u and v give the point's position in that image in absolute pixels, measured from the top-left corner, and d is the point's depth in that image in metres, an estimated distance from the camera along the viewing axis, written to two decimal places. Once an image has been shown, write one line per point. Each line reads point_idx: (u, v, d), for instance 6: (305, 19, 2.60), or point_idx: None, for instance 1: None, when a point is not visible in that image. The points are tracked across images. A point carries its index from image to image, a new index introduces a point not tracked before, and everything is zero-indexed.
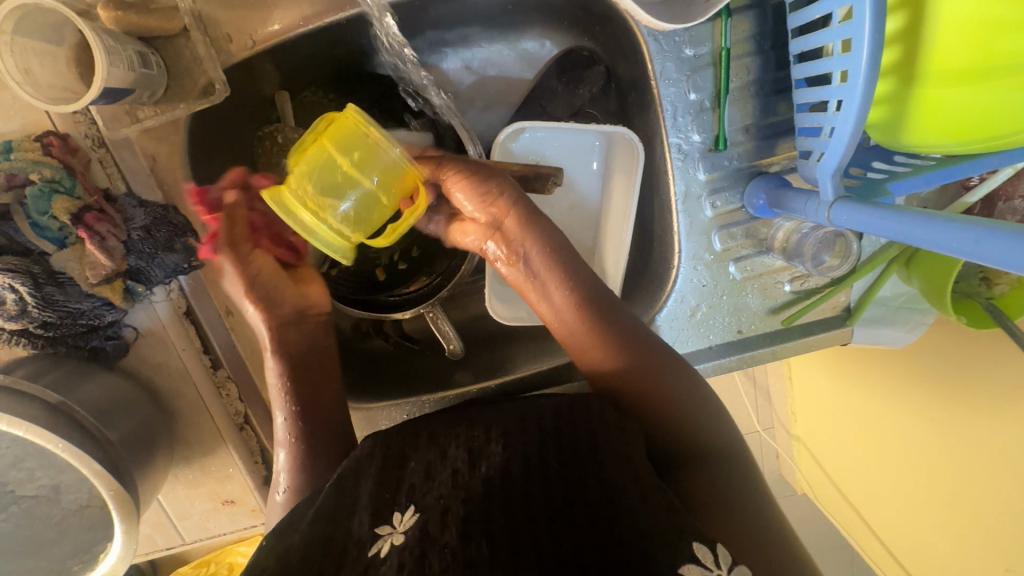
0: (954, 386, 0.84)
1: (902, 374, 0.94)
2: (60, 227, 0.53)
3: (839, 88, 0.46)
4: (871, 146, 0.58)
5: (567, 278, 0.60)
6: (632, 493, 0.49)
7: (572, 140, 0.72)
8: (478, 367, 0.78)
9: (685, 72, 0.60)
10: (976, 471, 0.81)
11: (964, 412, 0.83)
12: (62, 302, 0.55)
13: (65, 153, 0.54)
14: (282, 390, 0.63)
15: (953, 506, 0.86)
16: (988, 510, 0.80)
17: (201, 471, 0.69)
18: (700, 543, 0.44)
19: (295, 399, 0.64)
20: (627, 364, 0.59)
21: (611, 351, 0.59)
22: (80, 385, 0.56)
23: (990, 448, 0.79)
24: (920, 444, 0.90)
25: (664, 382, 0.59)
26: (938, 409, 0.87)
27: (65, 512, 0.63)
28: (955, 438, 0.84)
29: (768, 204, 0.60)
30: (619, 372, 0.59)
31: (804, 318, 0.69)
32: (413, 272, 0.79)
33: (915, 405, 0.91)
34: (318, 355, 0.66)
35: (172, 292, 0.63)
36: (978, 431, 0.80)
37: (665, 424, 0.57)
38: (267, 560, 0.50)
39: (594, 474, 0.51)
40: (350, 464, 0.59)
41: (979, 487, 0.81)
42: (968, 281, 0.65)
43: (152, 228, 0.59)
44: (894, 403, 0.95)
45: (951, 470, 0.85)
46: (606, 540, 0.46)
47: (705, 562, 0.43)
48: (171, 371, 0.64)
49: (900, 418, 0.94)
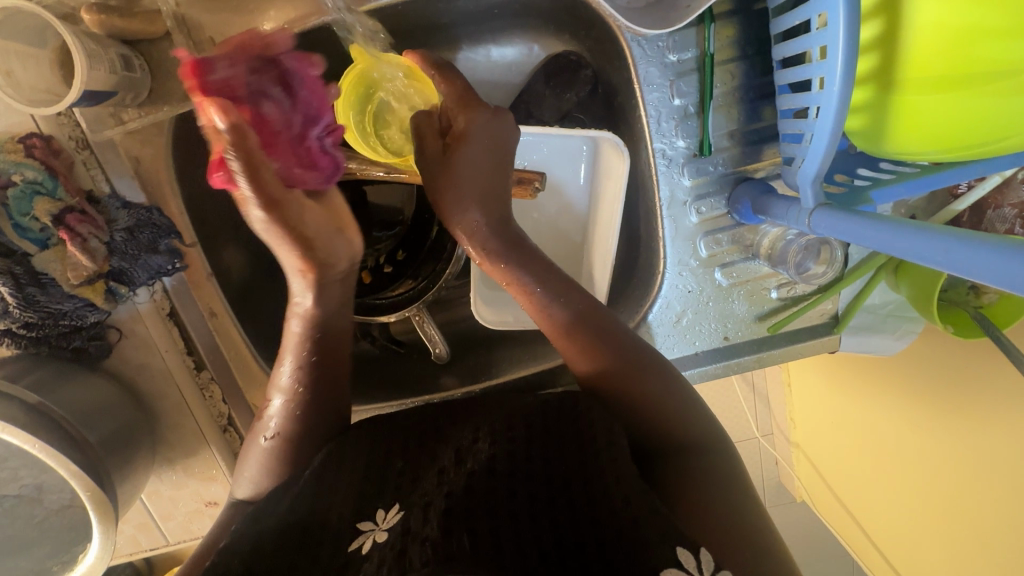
0: (947, 392, 0.84)
1: (899, 383, 0.93)
2: (42, 227, 0.53)
3: (818, 94, 0.46)
4: (856, 152, 0.58)
5: (536, 279, 0.60)
6: (617, 496, 0.48)
7: (559, 145, 0.71)
8: (464, 371, 0.78)
9: (670, 77, 0.60)
10: (969, 479, 0.80)
11: (961, 420, 0.81)
12: (43, 303, 0.55)
13: (49, 155, 0.54)
14: (302, 345, 0.59)
15: (946, 514, 0.85)
16: (979, 519, 0.79)
17: (184, 471, 0.69)
18: (684, 548, 0.42)
19: (309, 363, 0.59)
20: (605, 363, 0.59)
21: (586, 349, 0.59)
22: (61, 386, 0.56)
23: (989, 458, 0.77)
24: (915, 451, 0.89)
25: (648, 387, 0.58)
26: (935, 416, 0.86)
27: (48, 511, 0.63)
28: (952, 446, 0.83)
29: (753, 210, 0.60)
30: (604, 374, 0.59)
31: (791, 326, 0.69)
32: (399, 275, 0.79)
33: (910, 411, 0.90)
34: (331, 330, 0.60)
35: (156, 293, 0.63)
36: (977, 439, 0.79)
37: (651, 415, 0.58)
38: (239, 542, 0.49)
39: (578, 473, 0.52)
40: (334, 448, 0.58)
41: (975, 497, 0.79)
42: (957, 289, 0.65)
43: (136, 229, 0.59)
44: (889, 409, 0.95)
45: (945, 477, 0.84)
46: (588, 543, 0.46)
47: (686, 567, 0.41)
48: (155, 372, 0.64)
49: (897, 424, 0.93)
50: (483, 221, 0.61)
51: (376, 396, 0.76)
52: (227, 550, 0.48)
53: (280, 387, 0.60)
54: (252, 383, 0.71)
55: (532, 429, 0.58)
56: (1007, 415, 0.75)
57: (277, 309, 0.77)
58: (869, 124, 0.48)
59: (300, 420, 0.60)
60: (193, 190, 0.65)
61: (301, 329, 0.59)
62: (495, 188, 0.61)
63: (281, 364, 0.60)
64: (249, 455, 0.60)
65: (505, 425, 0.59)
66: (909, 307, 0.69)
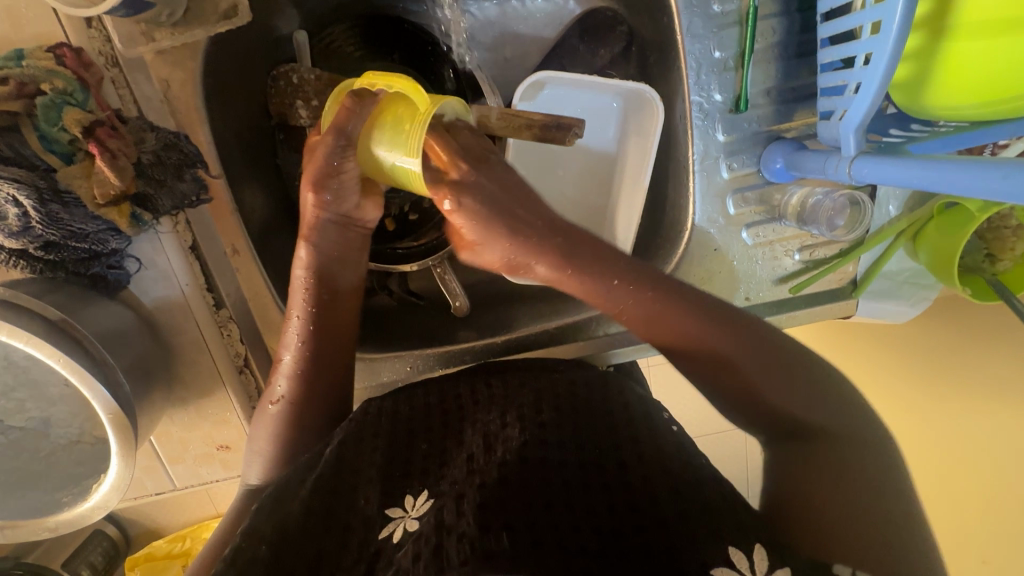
0: (937, 373, 0.81)
1: (892, 366, 0.88)
2: (70, 140, 0.52)
3: (870, 39, 0.47)
4: (889, 114, 0.59)
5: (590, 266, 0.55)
6: (662, 489, 0.50)
7: (590, 101, 0.72)
8: (483, 325, 0.77)
9: (712, 29, 0.61)
10: (950, 469, 0.78)
11: (962, 406, 0.77)
12: (66, 221, 0.52)
13: (78, 66, 0.53)
14: (308, 290, 0.62)
15: (939, 508, 0.79)
16: (975, 512, 0.74)
17: (197, 413, 0.67)
18: (737, 547, 0.43)
19: (316, 304, 0.63)
20: (719, 334, 0.55)
21: (703, 323, 0.55)
22: (83, 309, 0.55)
23: (999, 446, 0.72)
24: (910, 442, 0.84)
25: (766, 374, 0.54)
26: (933, 406, 0.81)
27: (54, 447, 0.60)
28: (953, 434, 0.78)
29: (786, 167, 0.61)
30: (711, 360, 0.55)
31: (811, 289, 0.70)
32: (424, 224, 0.80)
33: (898, 394, 0.87)
34: (330, 279, 0.63)
35: (179, 224, 0.61)
36: (958, 422, 0.78)
37: (734, 376, 0.55)
38: (264, 524, 0.51)
39: (611, 457, 0.53)
40: (353, 427, 0.58)
41: (975, 488, 0.75)
42: (972, 256, 0.66)
43: (162, 154, 0.57)
44: (875, 393, 0.91)
45: (922, 466, 0.82)
46: (624, 528, 0.46)
47: (740, 568, 0.42)
48: (174, 306, 0.63)
49: (884, 412, 0.89)
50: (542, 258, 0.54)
51: (393, 345, 0.75)
52: (255, 534, 0.50)
53: (286, 343, 0.63)
54: (271, 326, 0.70)
55: (561, 414, 0.58)
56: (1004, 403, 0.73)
57: (297, 255, 0.76)
58: (915, 76, 0.49)
59: (307, 382, 0.63)
60: (222, 122, 0.64)
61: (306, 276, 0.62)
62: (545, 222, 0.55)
63: (289, 322, 0.63)
64: (260, 422, 0.64)
65: (533, 409, 0.58)
66: (925, 275, 0.69)
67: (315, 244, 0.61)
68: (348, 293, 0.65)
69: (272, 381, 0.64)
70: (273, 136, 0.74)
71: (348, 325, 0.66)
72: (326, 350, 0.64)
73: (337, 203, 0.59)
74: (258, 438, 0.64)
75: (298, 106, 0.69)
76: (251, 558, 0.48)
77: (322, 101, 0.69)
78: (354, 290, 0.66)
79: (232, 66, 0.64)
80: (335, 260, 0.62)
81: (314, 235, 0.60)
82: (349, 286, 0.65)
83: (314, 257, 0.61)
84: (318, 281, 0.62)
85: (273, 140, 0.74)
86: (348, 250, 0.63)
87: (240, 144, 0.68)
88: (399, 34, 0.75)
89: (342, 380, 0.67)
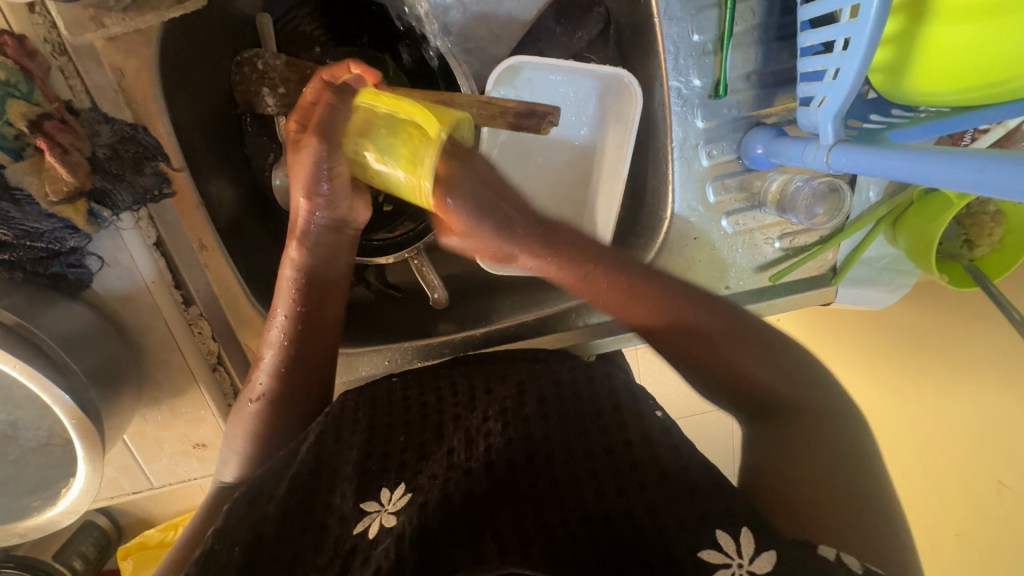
0: (916, 354, 0.82)
1: (873, 354, 0.89)
2: (16, 135, 0.49)
3: (848, 24, 0.45)
4: (870, 99, 0.57)
5: (578, 253, 0.56)
6: (648, 471, 0.49)
7: (569, 85, 0.70)
8: (463, 317, 0.76)
9: (691, 11, 0.60)
10: (925, 446, 0.79)
11: (943, 388, 0.77)
12: (18, 221, 0.50)
13: (22, 55, 0.50)
14: (295, 289, 0.62)
15: (922, 487, 0.79)
16: (953, 492, 0.75)
17: (171, 411, 0.66)
18: (724, 530, 0.43)
19: (302, 303, 0.62)
20: (638, 296, 0.55)
21: (638, 289, 0.55)
22: (43, 311, 0.53)
23: (974, 427, 0.72)
24: (894, 421, 0.84)
25: (733, 360, 0.53)
26: (919, 391, 0.81)
27: (23, 450, 0.58)
28: (938, 417, 0.77)
29: (765, 154, 0.59)
30: (653, 331, 0.56)
31: (790, 277, 0.69)
32: (400, 215, 0.78)
33: (883, 374, 0.87)
34: (319, 276, 0.63)
35: (141, 220, 0.59)
36: (934, 403, 0.78)
37: (714, 352, 0.54)
38: (237, 526, 0.48)
39: (600, 442, 0.53)
40: (331, 422, 0.58)
41: (951, 467, 0.75)
42: (951, 243, 0.66)
43: (119, 147, 0.55)
44: (862, 369, 0.91)
45: (902, 445, 0.83)
46: (614, 514, 0.47)
47: (727, 550, 0.42)
48: (141, 305, 0.61)
49: (866, 389, 0.90)
50: (568, 259, 0.56)
51: (371, 340, 0.74)
52: (229, 537, 0.48)
53: (269, 339, 0.63)
54: (243, 323, 0.68)
55: (544, 403, 0.58)
56: (981, 386, 0.72)
57: (269, 248, 0.74)
58: (895, 62, 0.48)
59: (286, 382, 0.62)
60: (182, 113, 0.61)
61: (294, 275, 0.62)
62: (561, 232, 0.57)
63: (273, 321, 0.62)
64: (237, 420, 0.63)
65: (516, 403, 0.58)
66: (907, 260, 0.69)
67: (308, 246, 0.61)
68: (326, 279, 0.63)
69: (251, 379, 0.63)
70: (240, 126, 0.71)
71: (334, 323, 0.65)
72: (312, 343, 0.63)
73: (330, 207, 0.61)
74: (235, 438, 0.62)
75: (264, 94, 0.67)
76: (224, 562, 0.45)
77: (289, 89, 0.67)
78: (337, 280, 0.64)
79: (192, 50, 0.62)
80: (327, 260, 0.63)
81: (304, 232, 0.61)
82: (335, 278, 0.64)
83: (306, 256, 0.62)
84: (309, 279, 0.62)
85: (240, 128, 0.71)
86: (339, 253, 0.64)
87: (205, 134, 0.65)
88: (365, 17, 0.73)
89: (323, 379, 0.65)
